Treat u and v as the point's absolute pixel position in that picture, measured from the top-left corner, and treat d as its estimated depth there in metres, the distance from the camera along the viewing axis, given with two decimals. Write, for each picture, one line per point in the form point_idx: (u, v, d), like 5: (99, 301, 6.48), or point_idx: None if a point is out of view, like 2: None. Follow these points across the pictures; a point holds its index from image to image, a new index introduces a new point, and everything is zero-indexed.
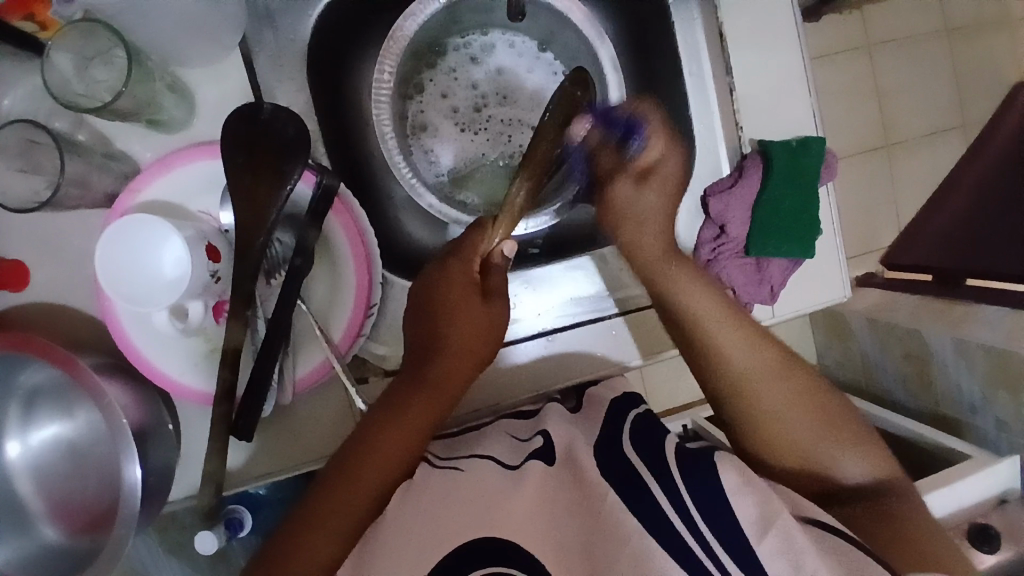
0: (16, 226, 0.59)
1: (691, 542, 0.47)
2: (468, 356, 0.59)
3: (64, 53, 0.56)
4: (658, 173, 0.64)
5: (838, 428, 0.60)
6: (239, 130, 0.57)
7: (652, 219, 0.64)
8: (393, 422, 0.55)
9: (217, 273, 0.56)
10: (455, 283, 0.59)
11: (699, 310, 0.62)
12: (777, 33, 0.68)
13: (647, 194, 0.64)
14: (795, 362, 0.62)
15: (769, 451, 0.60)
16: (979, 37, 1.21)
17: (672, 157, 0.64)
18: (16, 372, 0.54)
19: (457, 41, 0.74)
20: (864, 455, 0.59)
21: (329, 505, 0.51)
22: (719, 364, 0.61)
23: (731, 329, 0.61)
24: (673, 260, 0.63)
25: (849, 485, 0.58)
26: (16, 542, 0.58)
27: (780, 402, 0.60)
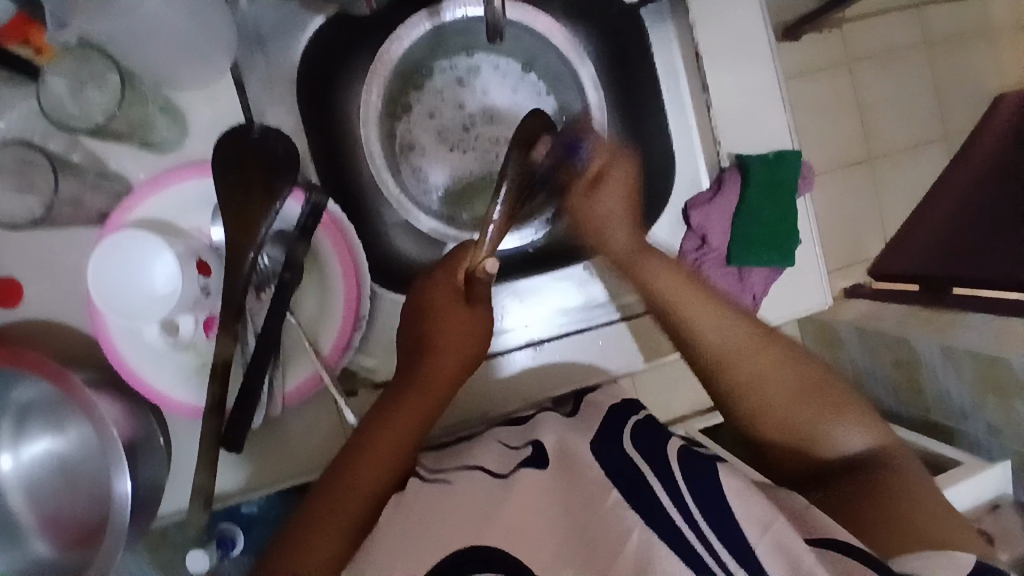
0: (11, 244, 0.60)
1: (689, 535, 0.47)
2: (458, 354, 0.61)
3: (59, 78, 0.58)
4: (608, 180, 0.66)
5: (823, 399, 0.60)
6: (231, 149, 0.59)
7: (614, 218, 0.66)
8: (379, 435, 0.56)
9: (207, 288, 0.58)
10: (437, 292, 0.61)
11: (673, 293, 0.63)
12: (752, 50, 0.71)
13: (602, 198, 0.66)
14: (772, 336, 0.63)
15: (758, 426, 0.61)
16: (955, 52, 1.25)
17: (617, 163, 0.66)
18: (8, 389, 0.55)
19: (443, 63, 0.77)
20: (855, 424, 0.60)
21: (321, 518, 0.52)
22: (697, 342, 0.62)
23: (705, 309, 0.62)
24: (644, 250, 0.66)
25: (846, 458, 0.59)
26: (7, 557, 0.58)
27: (761, 374, 0.61)
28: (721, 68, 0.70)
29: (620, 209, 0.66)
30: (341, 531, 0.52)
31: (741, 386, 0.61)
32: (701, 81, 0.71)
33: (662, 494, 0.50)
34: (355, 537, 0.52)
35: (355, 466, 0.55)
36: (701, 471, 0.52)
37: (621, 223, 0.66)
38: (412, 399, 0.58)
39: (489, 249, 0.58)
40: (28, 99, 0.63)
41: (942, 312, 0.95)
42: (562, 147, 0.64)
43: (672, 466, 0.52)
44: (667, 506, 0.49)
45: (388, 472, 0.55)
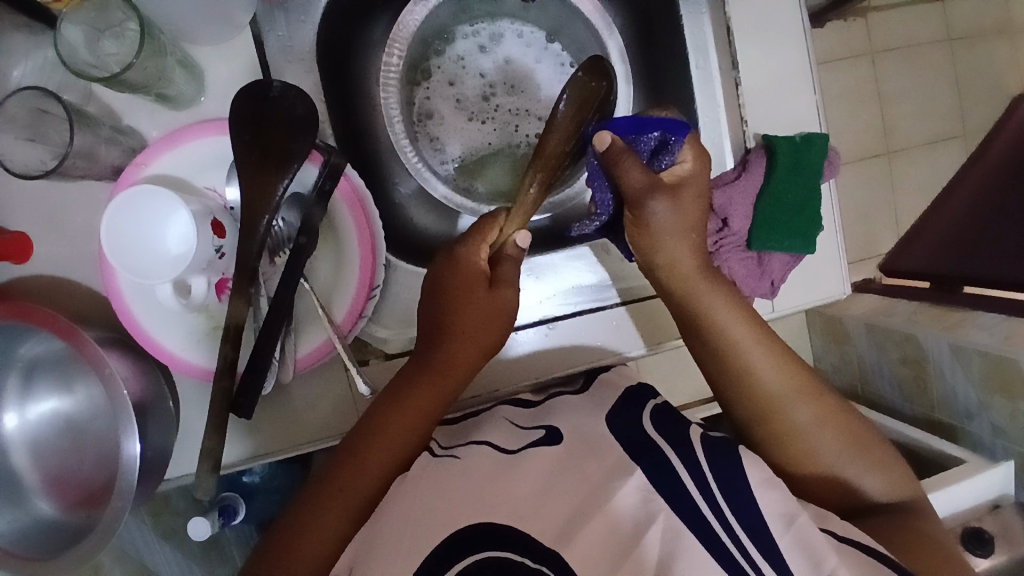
0: (22, 198, 0.59)
1: (714, 522, 0.48)
2: (476, 339, 0.59)
3: (75, 25, 0.57)
4: (687, 189, 0.61)
5: (861, 448, 0.62)
6: (247, 109, 0.57)
7: (678, 232, 0.61)
8: (389, 421, 0.56)
9: (222, 249, 0.56)
10: (464, 269, 0.59)
11: (734, 335, 0.63)
12: (783, 29, 0.68)
13: (678, 207, 0.61)
14: (817, 385, 0.64)
15: (801, 468, 0.62)
16: (980, 48, 1.22)
17: (698, 174, 0.62)
18: (16, 344, 0.55)
19: (466, 29, 0.75)
20: (886, 473, 0.62)
21: (333, 493, 0.53)
22: (751, 385, 0.63)
23: (765, 350, 0.63)
24: (709, 277, 0.63)
25: (871, 503, 0.61)
26: (12, 514, 0.57)
27: (809, 419, 0.62)
28: (750, 48, 0.68)
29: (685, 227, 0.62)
30: (350, 505, 0.53)
31: (789, 433, 0.62)
32: (731, 58, 0.69)
33: (685, 478, 0.50)
34: (362, 513, 0.53)
35: (365, 449, 0.54)
36: (728, 463, 0.52)
37: (686, 249, 0.62)
38: (424, 388, 0.58)
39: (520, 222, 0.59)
40: (45, 49, 0.62)
41: (953, 310, 0.94)
42: (637, 142, 0.59)
43: (695, 449, 0.53)
44: (692, 493, 0.49)
45: (399, 455, 0.55)
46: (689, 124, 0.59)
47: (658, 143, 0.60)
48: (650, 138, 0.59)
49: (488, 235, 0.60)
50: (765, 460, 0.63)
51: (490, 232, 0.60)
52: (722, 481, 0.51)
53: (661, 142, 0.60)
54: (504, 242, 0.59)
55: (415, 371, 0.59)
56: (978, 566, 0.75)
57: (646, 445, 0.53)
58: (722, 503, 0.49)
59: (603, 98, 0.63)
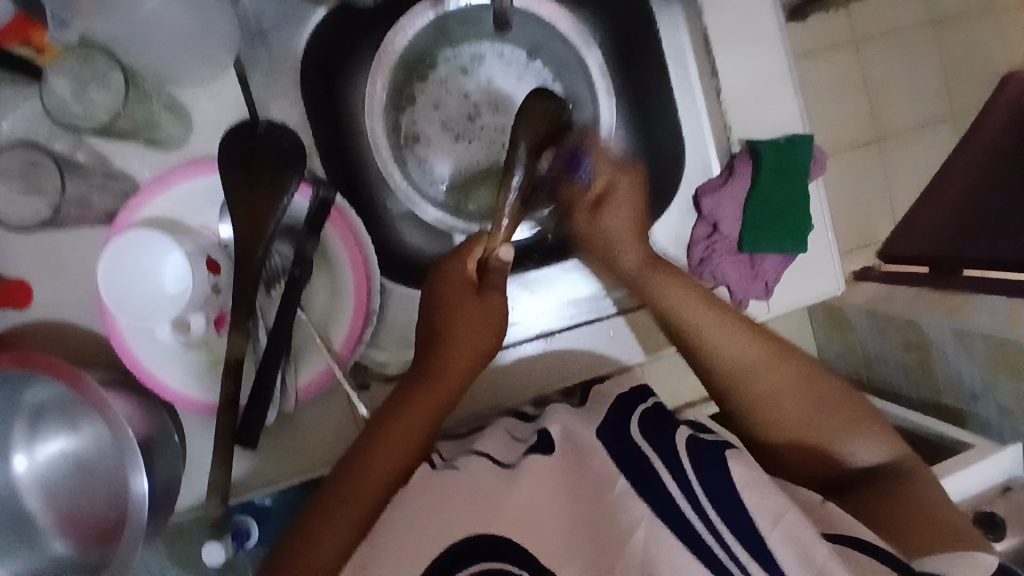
0: (21, 246, 0.60)
1: (696, 523, 0.49)
2: (470, 349, 0.61)
3: (60, 76, 0.57)
4: (611, 199, 0.67)
5: (840, 415, 0.62)
6: (234, 146, 0.58)
7: (623, 238, 0.67)
8: (390, 433, 0.56)
9: (217, 285, 0.59)
10: (454, 278, 0.62)
11: (687, 315, 0.64)
12: (761, 32, 0.69)
13: (607, 217, 0.67)
14: (784, 351, 0.64)
15: (782, 438, 0.62)
16: (965, 28, 1.22)
17: (619, 181, 0.68)
18: (21, 390, 0.56)
19: (447, 53, 0.76)
20: (873, 438, 0.62)
21: (332, 510, 0.53)
22: (714, 359, 0.64)
23: (722, 328, 0.63)
24: (655, 265, 0.66)
25: (855, 466, 0.62)
26: (25, 556, 0.59)
27: (777, 387, 0.62)
28: (730, 53, 0.69)
29: (628, 230, 0.67)
30: (350, 523, 0.52)
31: (757, 403, 0.63)
32: (711, 65, 0.70)
33: (672, 485, 0.50)
34: (364, 527, 0.52)
35: (366, 466, 0.55)
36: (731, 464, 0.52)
37: (629, 244, 0.66)
38: (423, 396, 0.59)
39: (503, 235, 0.61)
40: (32, 99, 0.62)
41: (954, 294, 0.93)
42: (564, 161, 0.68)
43: (679, 451, 0.53)
44: (677, 499, 0.49)
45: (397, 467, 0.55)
46: (587, 148, 0.68)
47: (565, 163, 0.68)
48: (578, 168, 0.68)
49: (472, 252, 0.63)
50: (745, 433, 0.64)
51: (477, 247, 0.63)
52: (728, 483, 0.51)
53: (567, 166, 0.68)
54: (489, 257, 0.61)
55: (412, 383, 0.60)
56: None
57: (633, 456, 0.53)
58: (708, 504, 0.50)
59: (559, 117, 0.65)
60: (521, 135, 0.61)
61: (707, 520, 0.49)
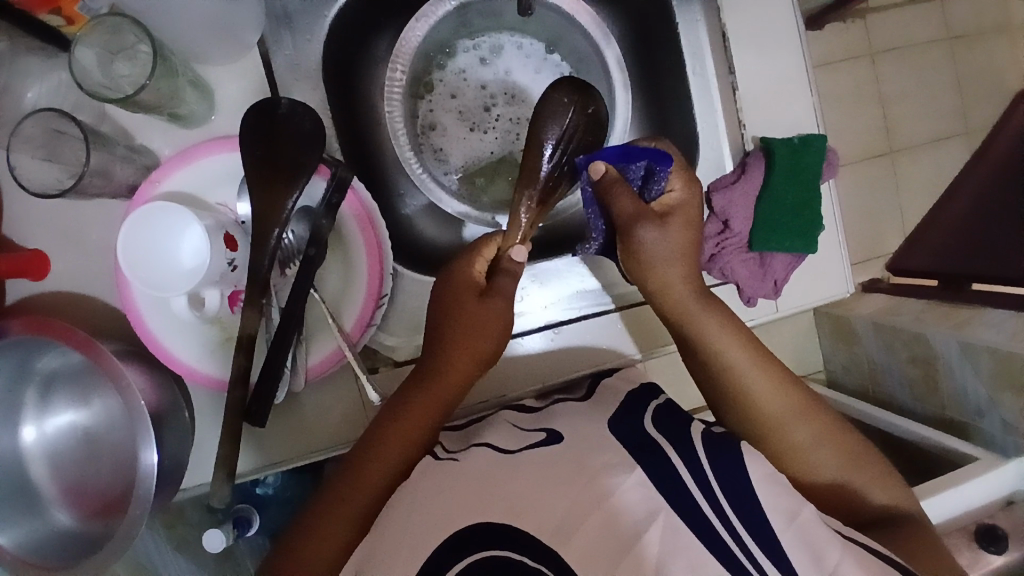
0: (41, 215, 0.61)
1: (707, 508, 0.49)
2: (472, 349, 0.59)
3: (88, 48, 0.58)
4: (677, 214, 0.61)
5: (863, 467, 0.62)
6: (258, 124, 0.59)
7: (679, 258, 0.60)
8: (389, 431, 0.57)
9: (234, 262, 0.58)
10: (458, 284, 0.59)
11: (728, 358, 0.62)
12: (778, 35, 0.70)
13: (671, 232, 0.59)
14: (814, 404, 0.63)
15: (803, 487, 0.61)
16: (980, 46, 1.22)
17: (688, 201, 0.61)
18: (35, 357, 0.56)
19: (467, 43, 0.77)
20: (890, 489, 0.62)
21: (338, 506, 0.54)
22: (747, 405, 0.62)
23: (760, 373, 0.62)
24: (708, 302, 0.63)
25: (886, 512, 0.60)
26: (27, 524, 0.58)
27: (807, 438, 0.62)
28: (746, 54, 0.69)
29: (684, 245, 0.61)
30: (352, 520, 0.54)
31: (787, 452, 0.62)
32: (728, 64, 0.71)
33: (685, 473, 0.51)
34: (366, 521, 0.54)
35: (367, 461, 0.56)
36: (730, 460, 0.53)
37: (682, 273, 0.61)
38: (422, 396, 0.58)
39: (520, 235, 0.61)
40: (59, 71, 0.63)
41: (960, 308, 0.93)
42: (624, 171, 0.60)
43: (694, 444, 0.54)
44: (691, 489, 0.50)
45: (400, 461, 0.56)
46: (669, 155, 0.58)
47: (646, 172, 0.60)
48: (638, 168, 0.59)
49: (486, 251, 0.61)
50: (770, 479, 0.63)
51: (489, 248, 0.62)
52: (725, 477, 0.51)
53: (649, 172, 0.59)
54: (502, 258, 0.61)
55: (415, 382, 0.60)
56: (991, 564, 0.74)
57: (646, 444, 0.53)
58: (720, 493, 0.50)
59: (585, 109, 0.65)
60: (550, 128, 0.62)
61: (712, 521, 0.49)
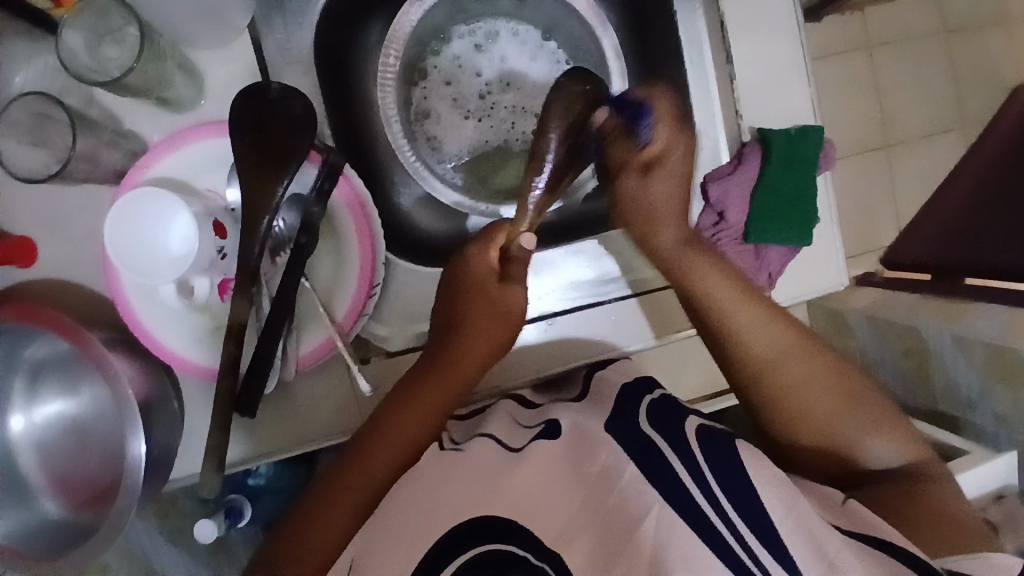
0: (26, 201, 0.60)
1: (699, 502, 0.49)
2: (490, 338, 0.61)
3: (75, 31, 0.57)
4: (664, 164, 0.66)
5: (864, 412, 0.61)
6: (247, 108, 0.58)
7: (668, 203, 0.66)
8: (400, 417, 0.57)
9: (223, 249, 0.58)
10: (477, 269, 0.63)
11: (721, 300, 0.62)
12: (777, 23, 0.69)
13: (656, 182, 0.66)
14: (812, 344, 0.62)
15: (801, 430, 0.61)
16: (979, 39, 1.22)
17: (676, 146, 0.66)
18: (21, 346, 0.56)
19: (462, 29, 0.75)
20: (894, 439, 0.61)
21: (337, 497, 0.54)
22: (741, 346, 0.62)
23: (752, 312, 0.62)
24: (690, 246, 0.64)
25: (874, 466, 0.60)
26: (17, 514, 0.58)
27: (804, 378, 0.61)
28: (744, 42, 0.69)
29: (673, 195, 0.66)
30: (351, 510, 0.53)
31: (783, 394, 0.61)
32: (726, 53, 0.70)
33: (677, 467, 0.51)
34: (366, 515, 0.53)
35: (369, 454, 0.55)
36: (724, 452, 0.52)
37: (673, 206, 0.66)
38: (435, 387, 0.58)
39: (526, 224, 0.65)
40: (45, 54, 0.62)
41: (954, 302, 0.93)
42: (618, 113, 0.67)
43: (688, 441, 0.53)
44: (682, 484, 0.49)
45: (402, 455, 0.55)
46: (653, 106, 0.66)
47: (633, 115, 0.66)
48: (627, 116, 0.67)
49: (497, 238, 0.64)
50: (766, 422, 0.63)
51: (501, 235, 0.65)
52: (721, 468, 0.51)
53: (634, 117, 0.66)
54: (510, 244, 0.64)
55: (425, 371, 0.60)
56: None
57: (641, 441, 0.53)
58: (710, 485, 0.50)
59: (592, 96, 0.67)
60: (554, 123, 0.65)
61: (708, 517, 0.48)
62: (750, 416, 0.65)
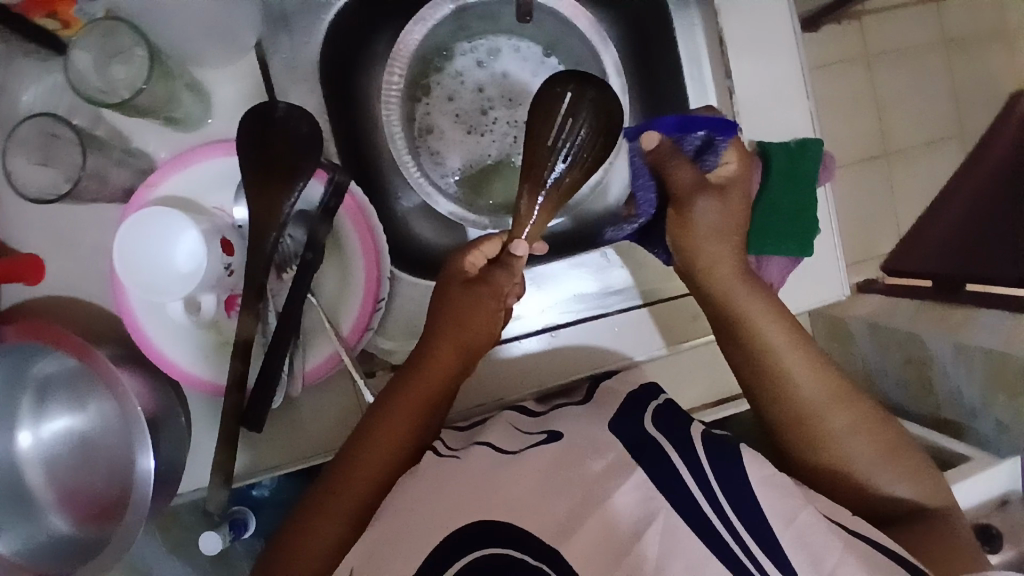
0: (35, 219, 0.60)
1: (708, 510, 0.49)
2: (463, 340, 0.60)
3: (84, 51, 0.58)
4: (732, 189, 0.65)
5: (897, 461, 0.60)
6: (254, 127, 0.59)
7: (728, 232, 0.64)
8: (384, 421, 0.57)
9: (230, 266, 0.59)
10: (453, 270, 0.62)
11: (772, 341, 0.62)
12: (775, 38, 0.70)
13: (727, 207, 0.64)
14: (854, 392, 0.62)
15: (831, 471, 0.60)
16: (974, 49, 1.23)
17: (737, 175, 0.65)
18: (29, 363, 0.56)
19: (464, 45, 0.76)
20: (923, 488, 0.60)
21: (327, 504, 0.54)
22: (786, 392, 0.62)
23: (799, 355, 0.62)
24: (744, 281, 0.64)
25: (900, 505, 0.59)
26: (24, 530, 0.58)
27: (846, 425, 0.60)
28: (742, 56, 0.70)
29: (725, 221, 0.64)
30: (337, 518, 0.53)
31: (824, 439, 0.60)
32: (725, 68, 0.71)
33: (686, 474, 0.51)
34: (358, 521, 0.54)
35: (353, 463, 0.56)
36: (726, 462, 0.53)
37: (726, 251, 0.64)
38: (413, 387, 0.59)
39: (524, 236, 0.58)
40: (53, 73, 0.63)
41: (955, 309, 0.93)
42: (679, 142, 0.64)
43: (694, 447, 0.54)
44: (693, 492, 0.50)
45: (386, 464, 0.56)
46: (735, 122, 0.64)
47: (703, 143, 0.64)
48: (695, 139, 0.64)
49: (483, 247, 0.61)
50: (798, 463, 0.62)
51: (488, 244, 0.61)
52: (723, 481, 0.51)
53: (707, 142, 0.64)
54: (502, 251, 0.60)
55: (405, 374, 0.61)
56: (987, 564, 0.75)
57: (647, 446, 0.53)
58: (721, 496, 0.50)
59: (582, 96, 0.60)
60: (550, 129, 0.57)
61: (724, 523, 0.49)
62: (782, 458, 0.64)
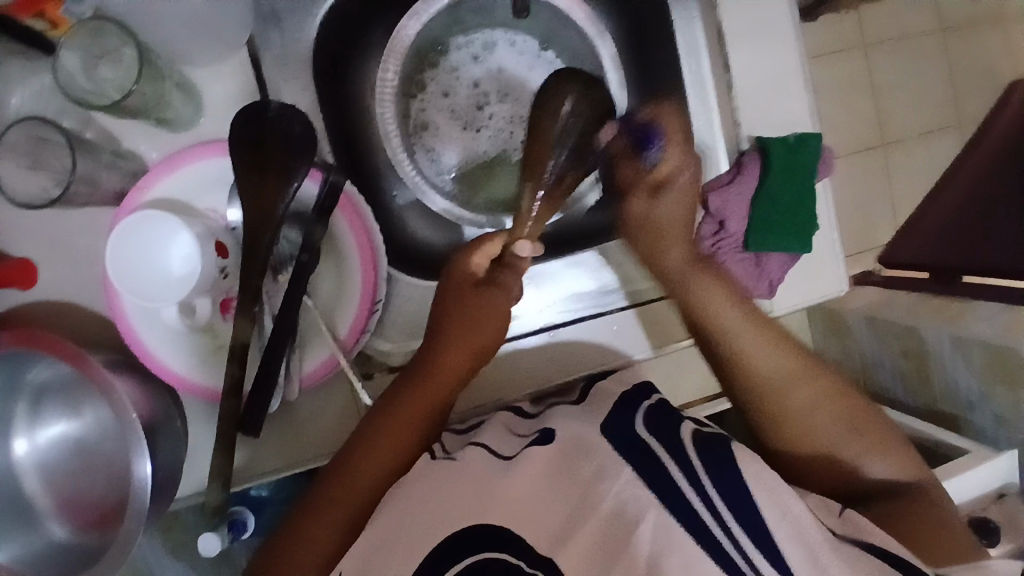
0: (25, 224, 0.59)
1: (704, 515, 0.48)
2: (468, 347, 0.59)
3: (72, 52, 0.57)
4: (674, 185, 0.65)
5: (863, 433, 0.62)
6: (245, 130, 0.57)
7: (674, 227, 0.66)
8: (386, 432, 0.57)
9: (224, 269, 0.58)
10: (457, 273, 0.61)
11: (731, 325, 0.64)
12: (774, 31, 0.69)
13: (663, 206, 0.66)
14: (815, 368, 0.64)
15: (797, 446, 0.63)
16: (973, 38, 1.22)
17: (683, 170, 0.66)
18: (24, 371, 0.55)
19: (459, 40, 0.75)
20: (892, 459, 0.62)
21: (325, 513, 0.54)
22: (746, 374, 0.64)
23: (758, 336, 0.64)
24: (701, 268, 0.66)
25: (874, 482, 0.62)
26: (25, 538, 0.58)
27: (805, 402, 0.63)
28: (742, 49, 0.69)
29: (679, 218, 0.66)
30: (336, 527, 0.54)
31: (784, 417, 0.63)
32: (724, 62, 0.70)
33: (681, 479, 0.50)
34: (356, 524, 0.54)
35: (353, 471, 0.55)
36: (724, 463, 0.52)
37: (677, 242, 0.66)
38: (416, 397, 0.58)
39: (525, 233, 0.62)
40: (40, 74, 0.62)
41: (952, 301, 0.93)
42: (629, 136, 0.67)
43: (687, 450, 0.53)
44: (689, 498, 0.49)
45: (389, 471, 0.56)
46: (662, 128, 0.66)
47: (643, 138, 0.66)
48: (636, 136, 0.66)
49: (489, 245, 0.62)
50: (766, 443, 0.65)
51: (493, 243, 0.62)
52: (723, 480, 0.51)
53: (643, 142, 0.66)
54: (505, 254, 0.62)
55: (405, 384, 0.59)
56: None
57: (644, 452, 0.52)
58: (718, 500, 0.49)
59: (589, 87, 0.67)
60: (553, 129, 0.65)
61: (718, 527, 0.48)
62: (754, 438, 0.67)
